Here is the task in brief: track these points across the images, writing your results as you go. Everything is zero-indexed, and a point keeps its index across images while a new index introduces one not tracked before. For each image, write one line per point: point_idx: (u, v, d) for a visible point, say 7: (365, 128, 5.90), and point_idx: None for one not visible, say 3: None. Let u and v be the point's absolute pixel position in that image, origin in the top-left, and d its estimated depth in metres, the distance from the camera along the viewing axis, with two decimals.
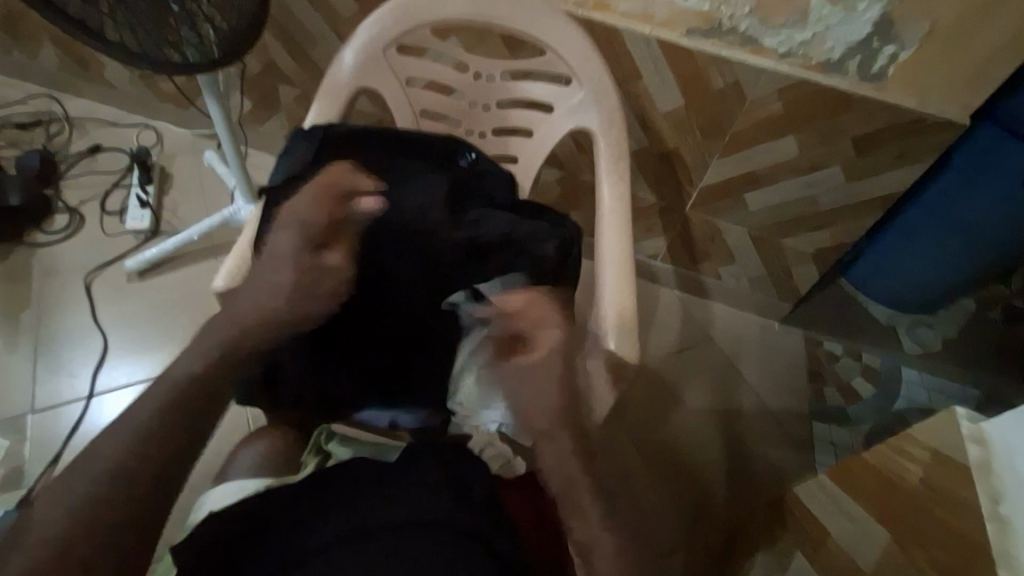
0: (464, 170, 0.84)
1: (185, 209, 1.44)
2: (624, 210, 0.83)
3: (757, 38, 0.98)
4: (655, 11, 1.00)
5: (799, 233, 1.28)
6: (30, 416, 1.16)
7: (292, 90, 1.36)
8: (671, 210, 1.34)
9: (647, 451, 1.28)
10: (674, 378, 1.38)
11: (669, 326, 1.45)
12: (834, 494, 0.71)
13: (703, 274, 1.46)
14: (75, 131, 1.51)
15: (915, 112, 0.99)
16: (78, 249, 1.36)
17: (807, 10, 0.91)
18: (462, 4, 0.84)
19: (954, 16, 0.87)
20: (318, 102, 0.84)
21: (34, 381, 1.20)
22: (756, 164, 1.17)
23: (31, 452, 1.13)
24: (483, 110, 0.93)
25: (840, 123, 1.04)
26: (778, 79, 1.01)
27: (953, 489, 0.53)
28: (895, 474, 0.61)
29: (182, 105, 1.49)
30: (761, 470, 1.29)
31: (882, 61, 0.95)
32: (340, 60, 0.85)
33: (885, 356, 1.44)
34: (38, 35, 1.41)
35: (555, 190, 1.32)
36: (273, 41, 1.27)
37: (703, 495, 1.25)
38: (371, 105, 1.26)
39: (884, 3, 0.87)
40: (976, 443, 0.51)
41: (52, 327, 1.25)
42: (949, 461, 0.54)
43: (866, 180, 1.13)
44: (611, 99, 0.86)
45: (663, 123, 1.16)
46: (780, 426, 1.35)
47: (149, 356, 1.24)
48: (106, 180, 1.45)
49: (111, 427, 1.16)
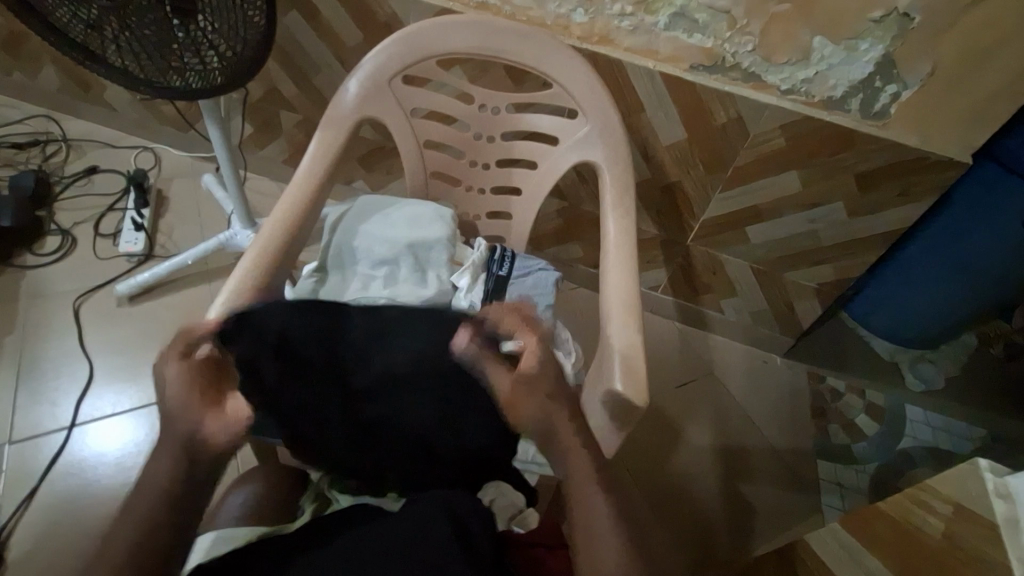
0: (503, 275, 0.86)
1: (180, 233, 1.42)
2: (629, 244, 0.80)
3: (759, 75, 0.99)
4: (659, 47, 1.01)
5: (802, 267, 1.28)
6: (7, 446, 1.11)
7: (294, 116, 1.36)
8: (674, 242, 1.33)
9: (648, 488, 1.24)
10: (677, 413, 1.35)
11: (671, 358, 1.43)
12: (850, 546, 0.69)
13: (705, 307, 1.45)
14: (73, 152, 1.49)
15: (918, 150, 0.99)
16: (69, 272, 1.33)
17: (809, 49, 0.92)
18: (467, 38, 0.83)
19: (955, 57, 0.88)
20: (322, 130, 0.83)
21: (14, 410, 1.15)
22: (758, 199, 1.17)
23: (8, 485, 1.08)
24: (488, 142, 0.92)
25: (841, 160, 1.05)
26: (779, 115, 1.01)
27: (982, 548, 0.50)
28: (916, 527, 0.59)
29: (183, 128, 1.48)
30: (760, 507, 1.26)
31: (885, 100, 0.96)
32: (345, 89, 0.84)
33: (890, 394, 1.42)
34: (39, 56, 1.40)
35: (556, 221, 1.32)
36: (277, 69, 1.27)
37: (704, 534, 1.21)
38: (375, 134, 1.26)
39: (885, 43, 0.89)
40: (1002, 498, 0.49)
41: (37, 353, 1.22)
42: (975, 517, 0.51)
43: (870, 217, 1.13)
44: (617, 133, 0.85)
45: (665, 156, 1.16)
46: (783, 462, 1.32)
47: (134, 384, 1.21)
48: (102, 202, 1.43)
49: (92, 459, 1.12)
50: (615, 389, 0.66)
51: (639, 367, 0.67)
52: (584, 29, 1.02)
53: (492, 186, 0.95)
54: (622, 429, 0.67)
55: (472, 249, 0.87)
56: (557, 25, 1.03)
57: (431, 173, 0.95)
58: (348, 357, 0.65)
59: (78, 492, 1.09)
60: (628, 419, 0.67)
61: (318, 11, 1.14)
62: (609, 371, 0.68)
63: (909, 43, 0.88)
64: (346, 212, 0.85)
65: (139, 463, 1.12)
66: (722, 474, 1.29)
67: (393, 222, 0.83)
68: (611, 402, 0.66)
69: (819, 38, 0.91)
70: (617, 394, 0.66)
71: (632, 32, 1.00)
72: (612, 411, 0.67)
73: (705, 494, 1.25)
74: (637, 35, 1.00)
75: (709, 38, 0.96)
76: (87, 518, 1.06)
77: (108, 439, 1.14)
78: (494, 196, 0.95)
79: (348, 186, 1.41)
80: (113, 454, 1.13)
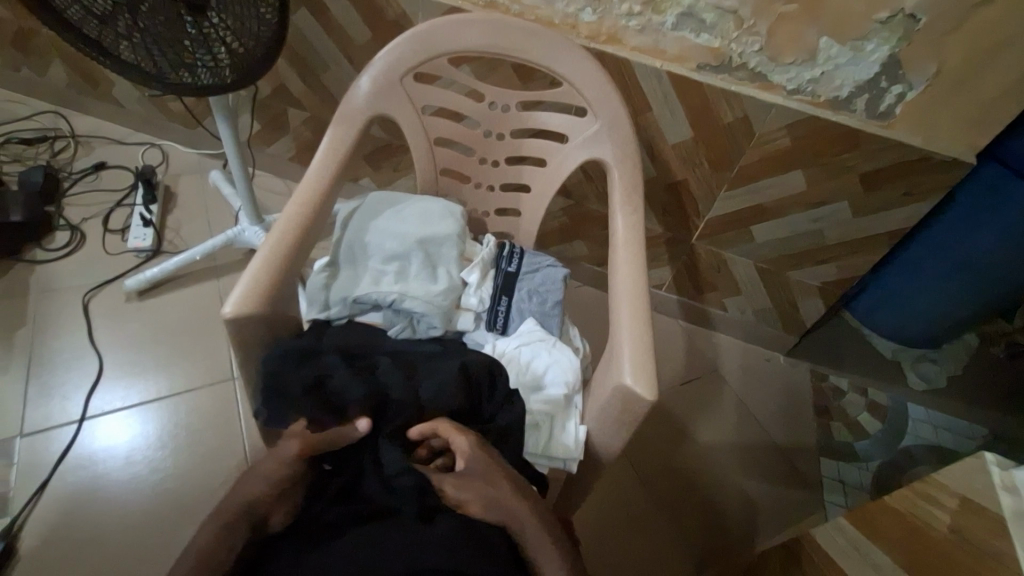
0: (511, 274, 0.87)
1: (188, 229, 1.43)
2: (638, 241, 0.81)
3: (766, 75, 0.99)
4: (666, 47, 1.02)
5: (806, 266, 1.29)
6: (18, 439, 1.12)
7: (302, 114, 1.37)
8: (679, 241, 1.34)
9: (654, 485, 1.25)
10: (681, 412, 1.36)
11: (674, 356, 1.44)
12: (856, 539, 0.70)
13: (709, 305, 1.46)
14: (81, 149, 1.50)
15: (922, 149, 1.00)
16: (77, 268, 1.34)
17: (815, 49, 0.93)
18: (478, 36, 0.84)
19: (960, 58, 0.89)
20: (334, 127, 0.84)
21: (25, 404, 1.16)
22: (763, 198, 1.18)
23: (18, 478, 1.08)
24: (497, 139, 0.93)
25: (846, 159, 1.06)
26: (786, 115, 1.02)
27: (988, 541, 0.51)
28: (922, 520, 0.60)
29: (190, 124, 1.49)
30: (764, 505, 1.26)
31: (890, 100, 0.97)
32: (356, 86, 0.85)
33: (891, 394, 1.43)
34: (48, 52, 1.41)
35: (562, 219, 1.33)
36: (285, 66, 1.28)
37: (710, 530, 1.21)
38: (383, 131, 1.27)
39: (891, 44, 0.90)
40: (1008, 491, 0.50)
41: (47, 347, 1.23)
42: (981, 509, 0.52)
43: (875, 216, 1.14)
44: (625, 131, 0.86)
45: (671, 155, 1.17)
46: (786, 460, 1.33)
47: (143, 378, 1.22)
48: (110, 197, 1.44)
49: (102, 453, 1.13)
50: (626, 382, 0.66)
51: (649, 361, 0.68)
52: (592, 28, 1.03)
53: (500, 183, 0.96)
54: (631, 423, 0.68)
55: (481, 246, 0.88)
56: (565, 24, 1.04)
57: (440, 171, 0.96)
58: (358, 369, 0.70)
59: (88, 485, 1.09)
60: (637, 414, 0.67)
61: (327, 9, 1.15)
62: (617, 366, 0.68)
63: (915, 44, 0.89)
64: (356, 208, 0.86)
65: (149, 457, 1.13)
66: (727, 472, 1.29)
67: (404, 218, 0.84)
68: (621, 395, 0.67)
69: (826, 38, 0.91)
70: (626, 388, 0.66)
71: (640, 31, 1.01)
72: (620, 405, 0.68)
73: (709, 491, 1.26)
74: (645, 34, 1.01)
75: (716, 38, 0.97)
76: (97, 511, 1.07)
77: (118, 433, 1.15)
78: (502, 193, 0.96)
79: (355, 184, 1.42)
80: (122, 448, 1.14)
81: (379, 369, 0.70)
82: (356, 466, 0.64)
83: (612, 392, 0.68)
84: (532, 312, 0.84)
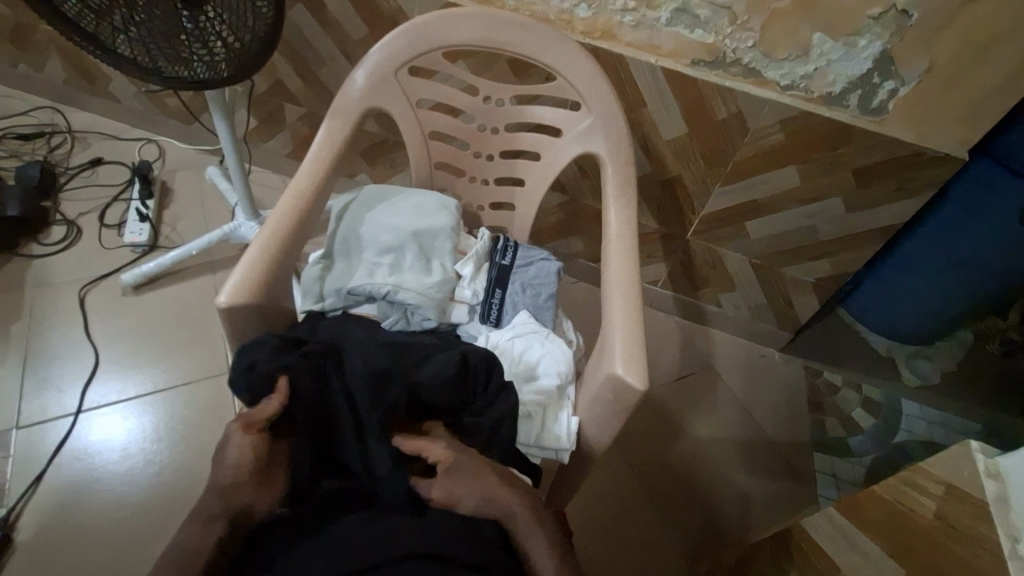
0: (506, 267, 0.88)
1: (185, 224, 1.43)
2: (631, 234, 0.82)
3: (760, 71, 1.00)
4: (661, 43, 1.02)
5: (799, 262, 1.29)
6: (15, 430, 1.12)
7: (299, 109, 1.38)
8: (674, 237, 1.35)
9: (649, 478, 1.25)
10: (675, 406, 1.36)
11: (669, 352, 1.45)
12: (844, 528, 0.70)
13: (704, 301, 1.46)
14: (78, 144, 1.51)
15: (914, 145, 1.01)
16: (73, 262, 1.34)
17: (808, 45, 0.94)
18: (473, 30, 0.85)
19: (951, 54, 0.90)
20: (328, 121, 0.84)
21: (22, 395, 1.16)
22: (757, 194, 1.19)
23: (15, 469, 1.09)
24: (491, 133, 0.94)
25: (839, 155, 1.07)
26: (779, 110, 1.03)
27: (972, 527, 0.51)
28: (909, 509, 0.60)
29: (187, 120, 1.49)
30: (758, 498, 1.27)
31: (882, 96, 0.97)
32: (352, 80, 0.86)
33: (885, 390, 1.44)
34: (45, 47, 1.41)
35: (557, 215, 1.34)
36: (281, 61, 1.28)
37: (704, 523, 1.22)
38: (378, 126, 1.28)
39: (883, 40, 0.90)
40: (992, 478, 0.51)
41: (44, 340, 1.23)
42: (965, 497, 0.53)
43: (869, 211, 1.14)
44: (618, 125, 0.86)
45: (666, 151, 1.17)
46: (780, 456, 1.33)
47: (139, 372, 1.22)
48: (107, 192, 1.45)
49: (98, 445, 1.13)
50: (618, 373, 0.67)
51: (641, 352, 0.68)
52: (587, 24, 1.04)
53: (495, 177, 0.97)
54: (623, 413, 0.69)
55: (475, 240, 0.89)
56: (560, 20, 1.04)
57: (435, 164, 0.96)
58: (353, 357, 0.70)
59: (84, 477, 1.10)
60: (629, 404, 0.67)
61: (323, 5, 1.15)
62: (609, 357, 0.69)
63: (907, 40, 0.90)
64: (351, 201, 0.86)
65: (145, 450, 1.14)
66: (721, 466, 1.30)
67: (399, 211, 0.84)
68: (613, 385, 0.67)
69: (819, 34, 0.92)
70: (618, 378, 0.66)
71: (635, 28, 1.01)
72: (612, 396, 0.68)
73: (704, 484, 1.27)
74: (639, 30, 1.01)
75: (710, 34, 0.98)
76: (93, 503, 1.07)
77: (114, 426, 1.15)
78: (497, 188, 0.97)
79: (350, 179, 1.43)
80: (118, 441, 1.14)
81: (373, 360, 0.70)
82: (347, 455, 0.64)
83: (603, 382, 0.68)
84: (526, 305, 0.85)
